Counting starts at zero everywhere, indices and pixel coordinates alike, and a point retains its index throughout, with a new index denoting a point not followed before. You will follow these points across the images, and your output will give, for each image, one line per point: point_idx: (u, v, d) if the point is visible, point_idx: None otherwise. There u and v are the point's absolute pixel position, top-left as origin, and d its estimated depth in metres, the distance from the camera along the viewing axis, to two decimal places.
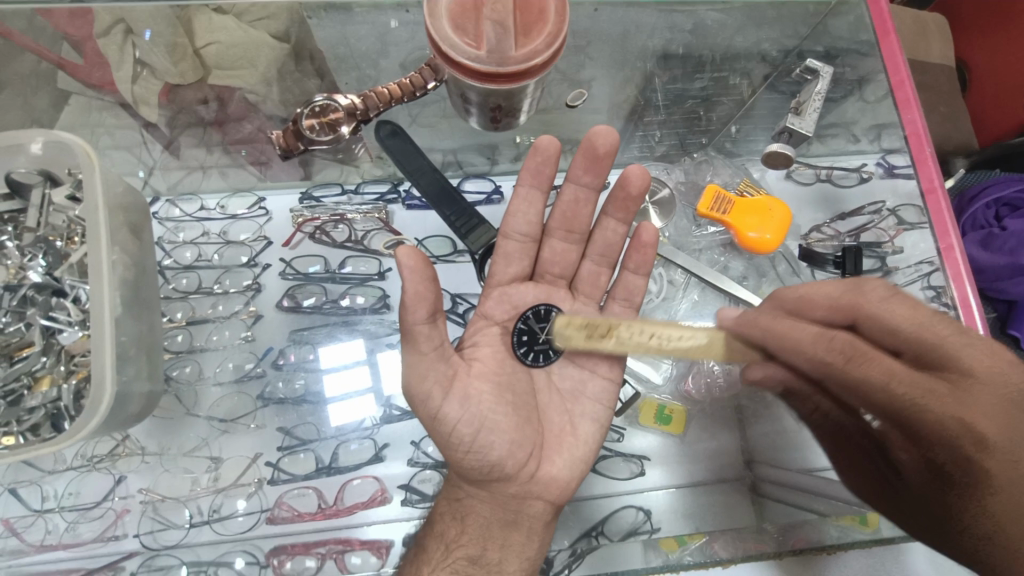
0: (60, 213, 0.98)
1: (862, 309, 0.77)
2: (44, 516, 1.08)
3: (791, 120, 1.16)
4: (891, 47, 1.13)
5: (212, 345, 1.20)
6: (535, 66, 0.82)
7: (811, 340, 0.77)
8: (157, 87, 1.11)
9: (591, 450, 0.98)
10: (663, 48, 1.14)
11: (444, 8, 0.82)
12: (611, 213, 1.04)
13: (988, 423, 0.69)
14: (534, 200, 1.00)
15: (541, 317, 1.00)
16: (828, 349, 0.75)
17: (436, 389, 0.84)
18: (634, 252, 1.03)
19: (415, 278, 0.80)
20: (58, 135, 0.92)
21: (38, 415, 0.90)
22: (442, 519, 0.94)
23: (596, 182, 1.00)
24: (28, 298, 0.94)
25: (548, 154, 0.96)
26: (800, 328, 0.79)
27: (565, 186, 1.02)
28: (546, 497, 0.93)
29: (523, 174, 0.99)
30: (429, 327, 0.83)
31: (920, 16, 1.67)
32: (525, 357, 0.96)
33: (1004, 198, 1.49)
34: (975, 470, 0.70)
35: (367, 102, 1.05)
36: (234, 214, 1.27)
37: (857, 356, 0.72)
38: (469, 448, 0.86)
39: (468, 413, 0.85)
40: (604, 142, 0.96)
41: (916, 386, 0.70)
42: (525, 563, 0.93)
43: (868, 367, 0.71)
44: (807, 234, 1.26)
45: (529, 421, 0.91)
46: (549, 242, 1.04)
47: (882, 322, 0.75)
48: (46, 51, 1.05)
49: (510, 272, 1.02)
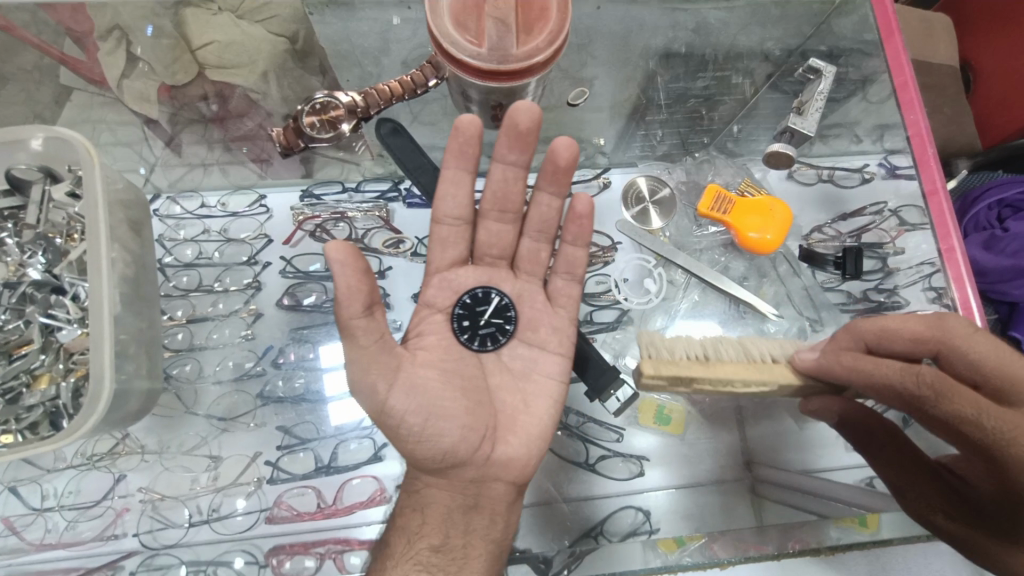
0: (60, 210, 0.97)
1: (947, 343, 0.85)
2: (44, 514, 1.08)
3: (792, 120, 1.16)
4: (896, 47, 1.13)
5: (212, 343, 1.20)
6: (538, 63, 0.81)
7: (899, 374, 0.83)
8: (156, 84, 1.11)
9: (550, 427, 0.96)
10: (665, 46, 1.16)
11: (445, 6, 0.82)
12: (543, 188, 1.01)
13: None
14: (462, 181, 0.98)
15: (481, 299, 1.01)
16: (918, 384, 0.81)
17: (380, 381, 0.83)
18: (569, 224, 1.02)
19: (345, 273, 0.80)
20: (57, 132, 0.92)
21: (37, 413, 0.91)
22: (403, 512, 0.92)
23: (523, 160, 0.98)
24: (27, 296, 0.94)
25: (470, 134, 0.94)
26: (887, 364, 0.85)
27: (492, 166, 0.99)
28: (506, 478, 0.92)
29: (448, 157, 0.97)
30: (367, 319, 0.83)
31: (924, 16, 1.67)
32: (471, 343, 0.96)
33: (1006, 199, 1.49)
34: None
35: (368, 100, 1.04)
36: (235, 211, 1.26)
37: (950, 390, 0.79)
38: (420, 437, 0.84)
39: (414, 404, 0.84)
40: (527, 118, 0.93)
41: (1001, 419, 0.78)
42: (491, 546, 0.90)
43: (960, 400, 0.78)
44: (807, 234, 1.26)
45: (480, 406, 0.91)
46: (483, 224, 1.02)
47: (964, 355, 0.84)
48: (48, 47, 1.07)
49: (446, 257, 1.01)
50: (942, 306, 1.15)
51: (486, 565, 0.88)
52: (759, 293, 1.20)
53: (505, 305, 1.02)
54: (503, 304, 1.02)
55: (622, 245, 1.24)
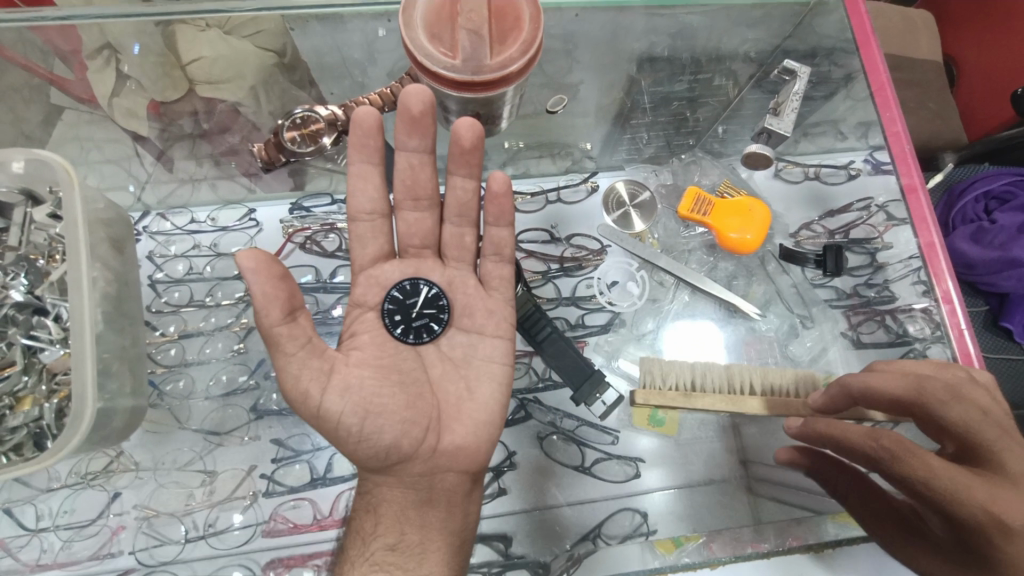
0: (42, 231, 0.98)
1: (923, 401, 0.82)
2: (39, 535, 1.08)
3: (769, 121, 1.15)
4: (872, 55, 1.14)
5: (205, 358, 1.20)
6: (513, 73, 0.82)
7: (864, 436, 0.88)
8: (145, 101, 1.13)
9: (496, 412, 0.94)
10: (647, 51, 1.15)
11: (419, 18, 0.83)
12: (455, 172, 0.99)
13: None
14: (370, 175, 0.96)
15: (411, 292, 0.98)
16: (878, 445, 0.85)
17: (313, 386, 0.81)
18: (490, 205, 1.00)
19: (260, 279, 0.78)
20: (38, 153, 0.93)
21: (21, 434, 0.91)
22: (358, 514, 0.90)
23: (426, 144, 0.96)
24: (9, 318, 0.93)
25: (369, 125, 0.91)
26: (859, 429, 0.90)
27: (396, 155, 0.97)
28: (456, 468, 0.91)
29: (353, 153, 0.94)
30: (289, 325, 0.81)
31: (907, 12, 1.68)
32: (406, 337, 0.94)
33: (992, 191, 1.50)
34: None
35: (348, 112, 1.05)
36: (225, 226, 1.27)
37: (907, 453, 0.81)
38: (359, 438, 0.83)
39: (349, 404, 0.82)
40: (417, 102, 0.89)
41: (954, 479, 0.74)
42: (451, 538, 0.89)
43: (913, 462, 0.79)
44: (795, 232, 1.27)
45: (420, 397, 0.89)
46: (400, 214, 1.01)
47: (939, 414, 0.80)
48: (36, 66, 1.07)
49: (368, 253, 0.99)
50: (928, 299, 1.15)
51: (445, 560, 0.85)
52: (748, 295, 1.21)
53: (436, 295, 1.00)
54: (433, 294, 1.00)
55: (610, 250, 1.25)
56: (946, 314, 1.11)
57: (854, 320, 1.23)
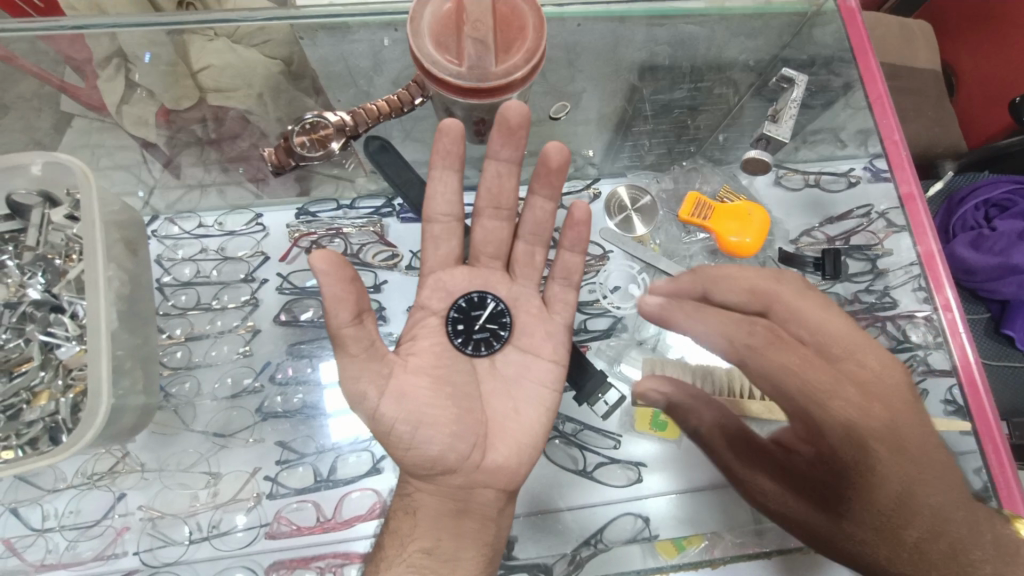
0: (59, 232, 1.00)
1: (776, 295, 0.92)
2: (44, 535, 1.09)
3: (767, 128, 1.20)
4: (870, 63, 1.14)
5: (209, 361, 1.22)
6: (517, 80, 0.84)
7: (737, 322, 0.95)
8: (154, 108, 1.17)
9: (541, 430, 0.97)
10: (647, 60, 1.17)
11: (426, 26, 0.85)
12: (537, 192, 1.02)
13: (879, 417, 0.86)
14: (449, 179, 0.99)
15: (477, 304, 1.02)
16: (751, 332, 0.94)
17: (371, 389, 0.84)
18: (570, 230, 1.02)
19: (331, 282, 0.78)
20: (58, 157, 0.95)
21: (37, 428, 0.92)
22: (395, 516, 0.93)
23: (517, 155, 0.99)
24: (27, 315, 0.96)
25: (455, 135, 0.95)
26: (727, 313, 0.96)
27: (486, 163, 1.00)
28: (495, 485, 0.92)
29: (436, 159, 0.98)
30: (356, 327, 0.82)
31: (905, 22, 1.71)
32: (466, 347, 0.97)
33: (992, 200, 1.51)
34: (867, 459, 0.85)
35: (357, 120, 1.06)
36: (231, 230, 1.29)
37: (777, 345, 0.92)
38: (408, 446, 0.86)
39: (403, 412, 0.85)
40: (517, 115, 0.93)
41: (820, 372, 0.89)
42: (483, 549, 0.91)
43: (778, 355, 0.92)
44: (796, 238, 1.29)
45: (469, 412, 0.91)
46: (480, 222, 1.04)
47: (797, 315, 0.90)
48: (49, 75, 1.09)
49: (439, 254, 1.03)
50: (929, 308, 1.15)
51: (478, 565, 0.89)
52: None
53: (500, 310, 1.03)
54: (498, 309, 1.03)
55: (612, 254, 1.27)
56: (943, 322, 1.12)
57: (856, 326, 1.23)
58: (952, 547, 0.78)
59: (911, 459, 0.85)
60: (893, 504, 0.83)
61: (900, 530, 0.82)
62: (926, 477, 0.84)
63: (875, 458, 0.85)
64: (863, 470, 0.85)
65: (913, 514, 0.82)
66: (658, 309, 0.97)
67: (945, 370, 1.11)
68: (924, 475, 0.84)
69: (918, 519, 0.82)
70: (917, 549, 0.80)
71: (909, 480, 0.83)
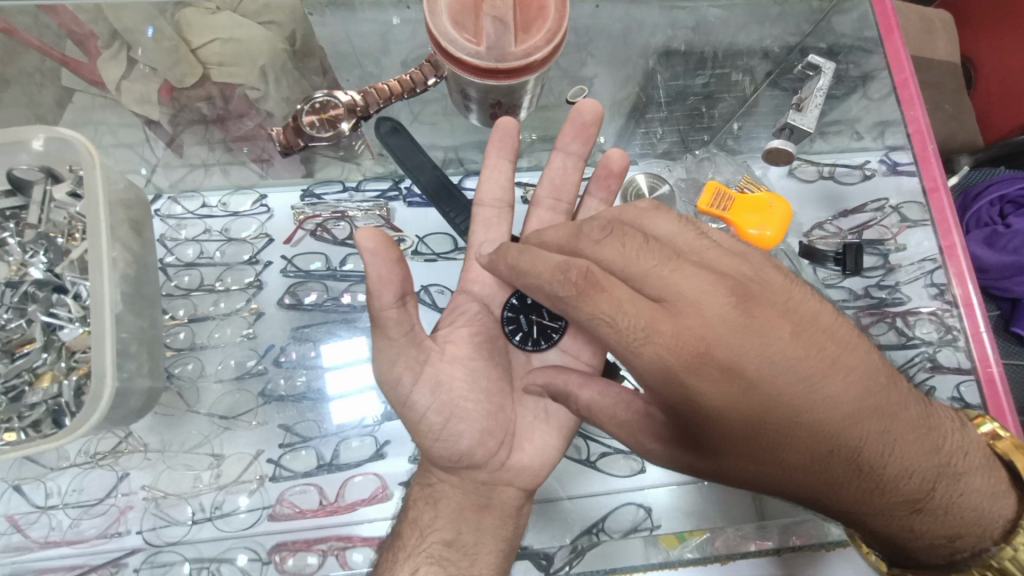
0: (62, 210, 0.99)
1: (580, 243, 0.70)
2: (48, 512, 1.08)
3: (792, 117, 1.15)
4: (894, 45, 1.13)
5: (214, 342, 1.21)
6: (536, 62, 0.82)
7: (551, 271, 0.68)
8: (158, 85, 1.09)
9: (565, 438, 0.96)
10: (665, 45, 1.16)
11: (443, 5, 0.83)
12: (594, 194, 1.05)
13: (723, 352, 0.61)
14: (501, 168, 1.02)
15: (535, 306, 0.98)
16: (563, 280, 0.66)
17: (406, 375, 0.84)
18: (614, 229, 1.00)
19: (378, 261, 0.77)
20: (59, 132, 0.92)
21: (40, 411, 0.91)
22: (415, 505, 0.91)
23: (584, 151, 1.04)
24: (29, 295, 0.95)
25: (508, 128, 1.00)
26: (542, 261, 0.70)
27: (552, 155, 1.05)
28: (518, 485, 0.92)
29: (491, 147, 1.01)
30: (399, 310, 0.81)
31: (925, 14, 1.67)
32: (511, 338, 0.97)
33: (1008, 195, 1.48)
34: (700, 409, 0.64)
35: (367, 99, 1.06)
36: (235, 211, 1.27)
37: (587, 290, 0.64)
38: (438, 435, 0.86)
39: (437, 402, 0.85)
40: (591, 112, 1.01)
41: (636, 317, 0.63)
42: (502, 544, 0.90)
43: (599, 302, 0.64)
44: (808, 231, 1.26)
45: (502, 410, 0.90)
46: (536, 213, 1.05)
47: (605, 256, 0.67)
48: (49, 49, 1.07)
49: (489, 236, 1.02)
50: (943, 303, 1.16)
51: (494, 566, 0.87)
52: None
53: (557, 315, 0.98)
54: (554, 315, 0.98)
55: None
56: (964, 318, 1.12)
57: (865, 321, 1.21)
58: (811, 471, 0.63)
59: (770, 402, 0.61)
60: (806, 460, 0.63)
61: (821, 470, 0.63)
62: (809, 422, 0.61)
63: (717, 412, 0.63)
64: (783, 429, 0.62)
65: (806, 469, 0.63)
66: (493, 256, 0.82)
67: (962, 367, 1.11)
68: (830, 420, 0.61)
69: (815, 466, 0.63)
70: (795, 479, 0.64)
71: (790, 438, 0.62)
